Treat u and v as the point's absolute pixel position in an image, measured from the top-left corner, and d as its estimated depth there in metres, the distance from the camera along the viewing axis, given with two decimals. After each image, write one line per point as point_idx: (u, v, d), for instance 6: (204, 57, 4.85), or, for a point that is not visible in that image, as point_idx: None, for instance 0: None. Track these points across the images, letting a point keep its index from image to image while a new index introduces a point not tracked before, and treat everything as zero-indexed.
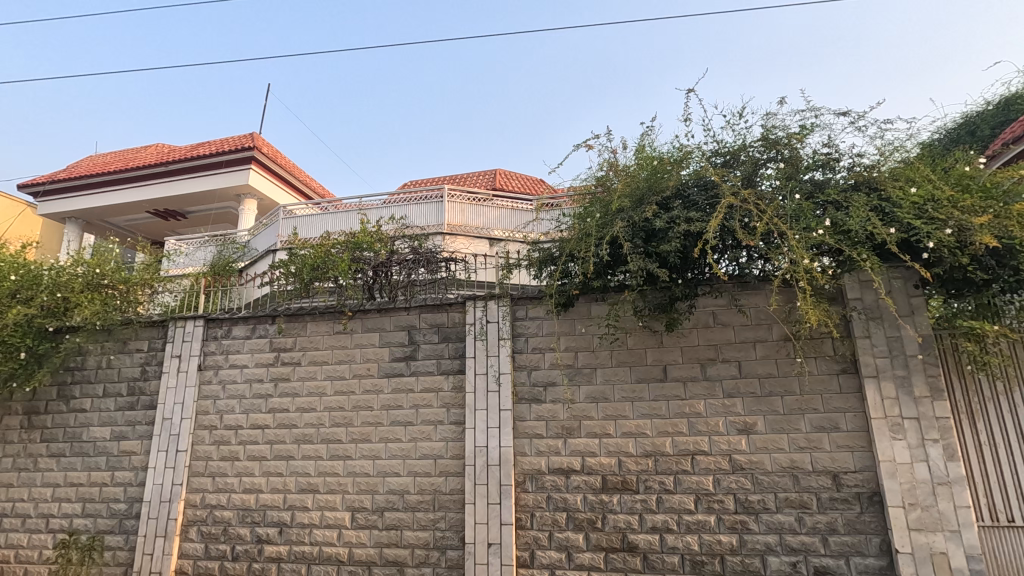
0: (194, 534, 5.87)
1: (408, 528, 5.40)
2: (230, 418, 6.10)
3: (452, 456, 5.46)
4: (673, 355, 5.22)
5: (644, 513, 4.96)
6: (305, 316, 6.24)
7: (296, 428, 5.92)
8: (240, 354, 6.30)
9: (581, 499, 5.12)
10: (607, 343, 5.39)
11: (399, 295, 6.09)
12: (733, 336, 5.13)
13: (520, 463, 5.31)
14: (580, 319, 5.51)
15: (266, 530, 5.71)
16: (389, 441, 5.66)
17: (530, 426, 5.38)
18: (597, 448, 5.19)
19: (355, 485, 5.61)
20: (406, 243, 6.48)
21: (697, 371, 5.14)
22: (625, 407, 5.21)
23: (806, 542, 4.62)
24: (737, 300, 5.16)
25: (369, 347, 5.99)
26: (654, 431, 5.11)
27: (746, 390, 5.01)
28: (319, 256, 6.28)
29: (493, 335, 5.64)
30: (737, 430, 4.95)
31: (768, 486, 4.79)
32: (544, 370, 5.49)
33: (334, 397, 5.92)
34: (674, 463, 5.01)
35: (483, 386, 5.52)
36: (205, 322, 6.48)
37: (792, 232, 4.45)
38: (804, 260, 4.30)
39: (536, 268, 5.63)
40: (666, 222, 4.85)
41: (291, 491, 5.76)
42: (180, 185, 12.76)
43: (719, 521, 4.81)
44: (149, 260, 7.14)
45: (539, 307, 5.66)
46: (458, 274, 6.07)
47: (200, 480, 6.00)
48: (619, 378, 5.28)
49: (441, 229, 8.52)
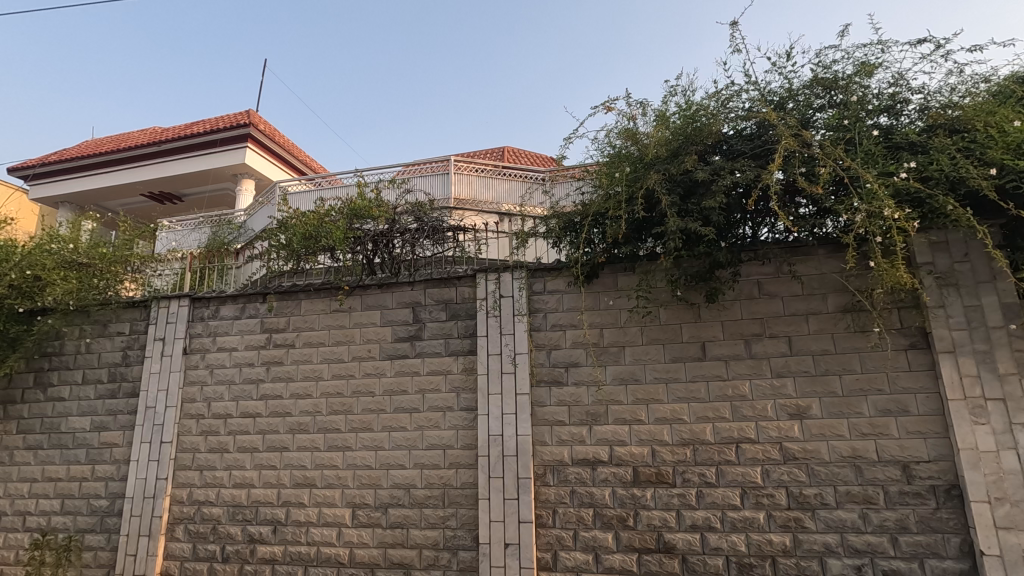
0: (181, 533, 5.34)
1: (415, 526, 4.84)
2: (218, 407, 5.55)
3: (464, 446, 4.89)
4: (712, 331, 4.60)
5: (683, 509, 4.37)
6: (299, 293, 5.65)
7: (291, 416, 5.35)
8: (229, 336, 5.74)
9: (610, 494, 4.53)
10: (636, 318, 4.77)
11: (402, 270, 5.46)
12: (782, 310, 4.51)
13: (539, 453, 4.72)
14: (607, 291, 4.88)
15: (258, 529, 5.17)
16: (393, 430, 5.09)
17: (550, 412, 4.78)
18: (626, 436, 4.59)
19: (356, 479, 5.06)
20: (411, 208, 5.69)
21: (742, 349, 4.52)
22: (659, 389, 4.60)
23: (872, 543, 4.01)
24: (787, 265, 4.53)
25: (369, 327, 5.40)
26: (692, 417, 4.50)
27: (798, 369, 4.39)
28: (313, 223, 5.66)
29: (508, 311, 5.04)
30: (788, 415, 4.33)
31: (826, 479, 4.17)
32: (565, 349, 4.88)
33: (331, 381, 5.35)
34: (716, 453, 4.40)
35: (497, 368, 4.92)
36: (190, 301, 5.91)
37: (866, 179, 3.78)
38: (883, 209, 3.65)
39: (554, 235, 4.99)
40: (711, 174, 4.19)
41: (286, 485, 5.21)
42: (175, 166, 12.18)
43: (770, 519, 4.20)
44: (128, 231, 6.47)
45: (559, 279, 5.04)
46: (466, 247, 5.48)
47: (187, 474, 5.46)
48: (651, 357, 4.67)
49: (447, 203, 7.88)
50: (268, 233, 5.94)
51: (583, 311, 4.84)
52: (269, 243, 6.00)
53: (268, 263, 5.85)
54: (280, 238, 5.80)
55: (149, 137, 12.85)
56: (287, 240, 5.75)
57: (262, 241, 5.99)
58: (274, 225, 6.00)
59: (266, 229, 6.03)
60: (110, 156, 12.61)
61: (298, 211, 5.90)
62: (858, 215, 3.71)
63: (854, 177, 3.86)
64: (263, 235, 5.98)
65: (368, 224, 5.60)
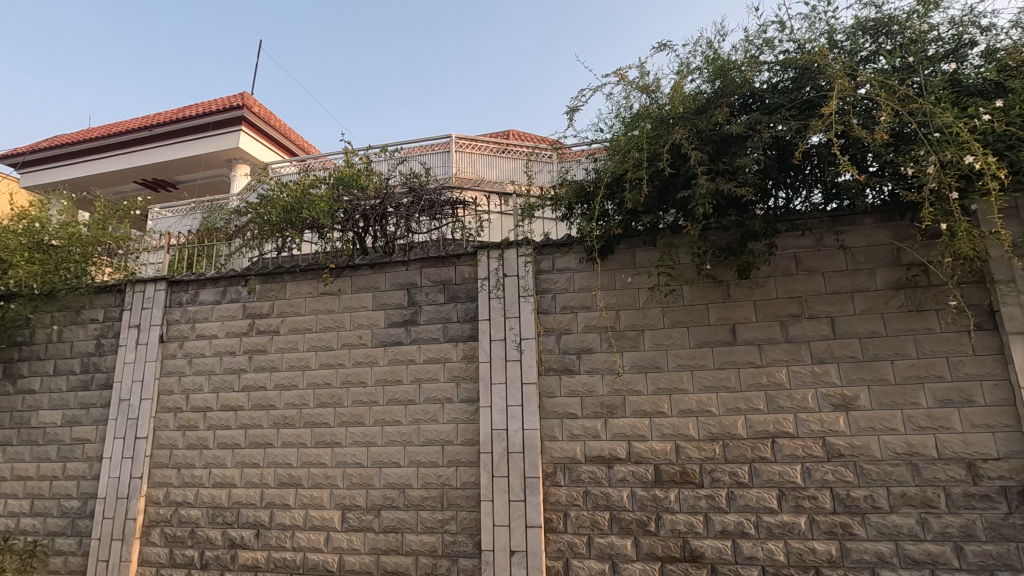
0: (156, 537, 4.89)
1: (411, 531, 4.36)
2: (197, 399, 5.09)
3: (465, 442, 4.39)
4: (743, 312, 4.07)
5: (711, 513, 3.86)
6: (284, 275, 5.15)
7: (275, 409, 4.88)
8: (209, 322, 5.26)
9: (628, 496, 4.02)
10: (656, 299, 4.24)
11: (397, 248, 4.98)
12: (823, 289, 3.97)
13: (549, 450, 4.21)
14: (624, 269, 4.35)
15: (240, 533, 4.71)
16: (386, 424, 4.60)
17: (561, 404, 4.27)
18: (646, 431, 4.08)
19: (346, 479, 4.58)
20: (403, 177, 5.20)
21: (777, 331, 4.00)
22: (683, 377, 4.09)
23: (933, 553, 3.48)
24: (829, 237, 3.99)
25: (360, 311, 4.91)
26: (721, 408, 3.99)
27: (843, 354, 3.86)
28: (295, 196, 5.13)
29: (512, 292, 4.52)
30: (832, 406, 3.81)
31: (877, 479, 3.64)
32: (577, 334, 4.36)
33: (319, 371, 4.86)
34: (749, 449, 3.88)
35: (501, 355, 4.42)
36: (167, 285, 5.43)
37: (938, 125, 3.22)
38: (961, 159, 3.10)
39: (564, 207, 4.46)
40: (747, 127, 3.63)
41: (270, 485, 4.74)
42: (169, 151, 11.70)
43: (812, 525, 3.68)
44: (102, 210, 5.87)
45: (569, 256, 4.51)
46: (466, 225, 4.97)
47: (164, 472, 5.00)
48: (673, 341, 4.15)
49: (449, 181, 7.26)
50: (248, 209, 5.41)
51: (599, 289, 4.30)
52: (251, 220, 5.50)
53: (247, 240, 5.35)
54: (263, 214, 5.26)
55: (141, 122, 12.35)
56: (268, 215, 5.21)
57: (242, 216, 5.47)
58: (255, 200, 5.44)
59: (246, 203, 5.51)
60: (102, 142, 12.13)
61: (280, 182, 5.38)
62: (931, 166, 3.15)
63: (920, 125, 3.31)
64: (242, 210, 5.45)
65: (358, 193, 5.10)
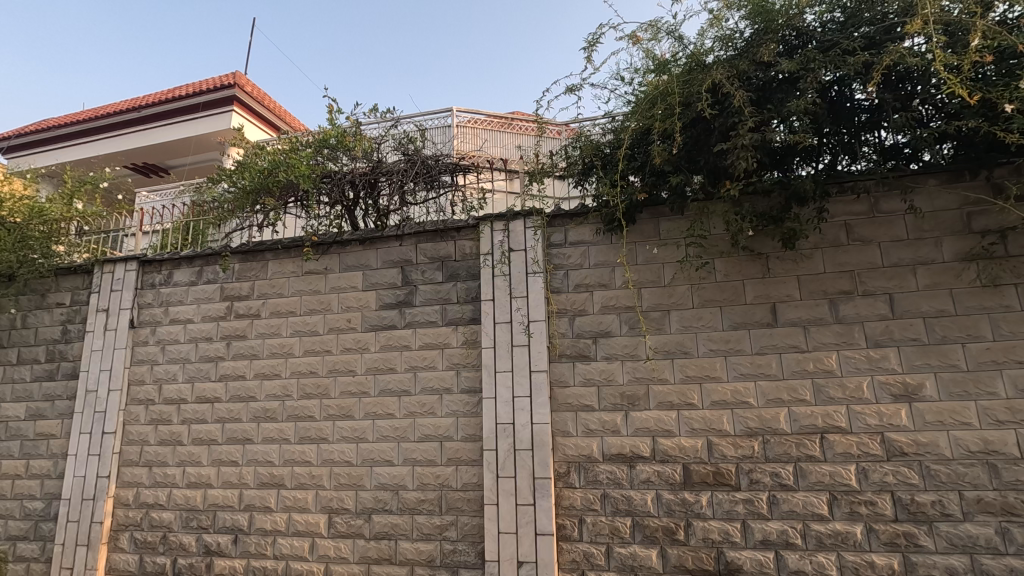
0: (125, 542, 4.41)
1: (405, 538, 3.87)
2: (171, 390, 4.60)
3: (466, 438, 3.88)
4: (786, 289, 3.54)
5: (750, 519, 3.34)
6: (264, 253, 4.64)
7: (256, 401, 4.39)
8: (183, 306, 4.75)
9: (653, 500, 3.51)
10: (684, 275, 3.71)
11: (388, 222, 4.54)
12: (880, 261, 3.43)
13: (561, 447, 3.70)
14: (647, 241, 3.81)
15: (216, 539, 4.22)
16: (378, 418, 4.10)
17: (575, 395, 3.75)
18: (673, 425, 3.56)
19: (333, 479, 4.08)
20: (396, 141, 4.63)
21: (827, 311, 3.46)
22: (715, 364, 3.57)
23: (1017, 569, 2.95)
24: (886, 202, 3.46)
25: (348, 292, 4.39)
26: (760, 399, 3.46)
27: (904, 336, 3.32)
28: (271, 161, 4.60)
29: (519, 268, 3.99)
30: (892, 397, 3.27)
31: (947, 482, 3.11)
32: (592, 315, 3.84)
33: (303, 358, 4.36)
34: (794, 447, 3.35)
35: (507, 340, 3.90)
36: (139, 265, 4.92)
37: None
38: None
39: (578, 172, 3.96)
40: (798, 66, 3.09)
41: (249, 486, 4.25)
42: (159, 134, 11.12)
43: (870, 535, 3.16)
44: (69, 183, 5.33)
45: (583, 227, 3.98)
46: (467, 197, 4.43)
47: (134, 471, 4.52)
48: (704, 323, 3.63)
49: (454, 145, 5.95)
50: (220, 175, 4.84)
51: (625, 258, 3.74)
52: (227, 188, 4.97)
53: (224, 211, 4.82)
54: (238, 177, 4.72)
55: (129, 102, 11.74)
56: (242, 178, 4.70)
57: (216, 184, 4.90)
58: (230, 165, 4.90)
59: (220, 170, 4.95)
60: (89, 124, 11.51)
61: (258, 146, 4.88)
62: None
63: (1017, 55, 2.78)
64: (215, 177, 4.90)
65: (347, 157, 4.61)
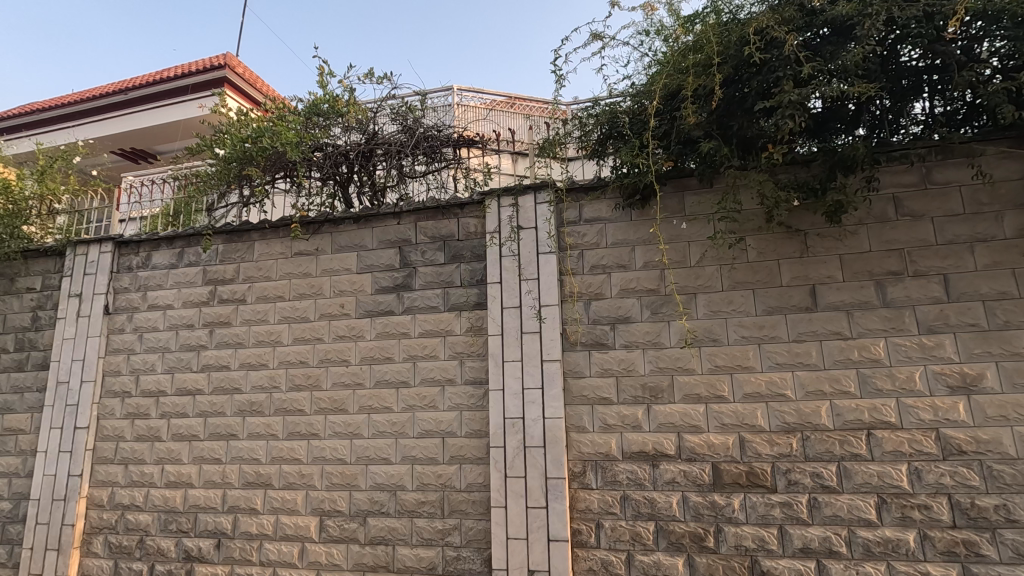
0: (99, 547, 4.06)
1: (403, 543, 3.52)
2: (148, 381, 4.23)
3: (470, 434, 3.53)
4: (826, 270, 3.19)
5: (788, 525, 3.00)
6: (250, 233, 4.26)
7: (241, 394, 4.03)
8: (162, 290, 4.37)
9: (679, 503, 3.17)
10: (713, 255, 3.36)
11: (386, 200, 4.19)
12: (933, 239, 3.08)
13: (576, 444, 3.35)
14: (670, 217, 3.45)
15: (197, 544, 3.87)
16: (373, 412, 3.74)
17: (591, 387, 3.40)
18: (701, 420, 3.21)
19: (325, 479, 3.73)
20: (393, 109, 4.22)
21: (873, 294, 3.11)
22: (748, 353, 3.22)
23: None
24: (941, 173, 3.11)
25: (341, 275, 4.02)
26: (799, 391, 3.12)
27: (961, 321, 2.97)
28: (258, 131, 4.22)
29: (530, 247, 3.63)
30: (948, 389, 2.93)
31: (1012, 484, 2.77)
32: (610, 299, 3.48)
33: (291, 347, 4.00)
34: (837, 444, 3.01)
35: (516, 327, 3.54)
36: (114, 246, 4.53)
37: None
38: None
39: (595, 140, 3.63)
40: (854, 12, 2.74)
41: (233, 485, 3.90)
42: (148, 117, 10.60)
43: (924, 543, 2.82)
44: (41, 159, 4.99)
45: (600, 202, 3.61)
46: (471, 171, 4.06)
47: (109, 470, 4.16)
48: (735, 308, 3.28)
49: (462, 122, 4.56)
50: (200, 146, 4.47)
51: (659, 229, 3.35)
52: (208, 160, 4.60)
53: (205, 186, 4.44)
54: (216, 146, 4.38)
55: (115, 85, 11.22)
56: (222, 147, 4.34)
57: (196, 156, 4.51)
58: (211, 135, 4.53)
59: (199, 140, 4.54)
60: (73, 108, 10.98)
61: (241, 115, 4.56)
62: None
63: None
64: (193, 148, 4.52)
65: (339, 125, 4.23)
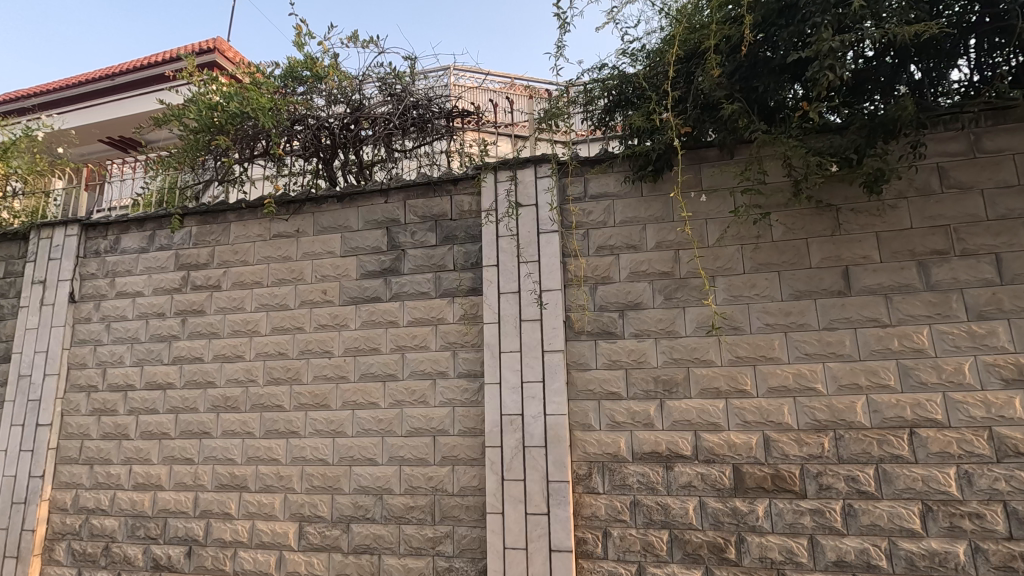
0: (62, 554, 3.73)
1: (390, 552, 3.20)
2: (116, 375, 3.90)
3: (464, 432, 3.20)
4: (861, 249, 2.85)
5: (820, 534, 2.67)
6: (226, 214, 3.92)
7: (215, 388, 3.70)
8: (132, 276, 4.04)
9: (696, 510, 2.84)
10: (734, 233, 3.02)
11: (373, 177, 3.88)
12: (983, 214, 2.73)
13: (580, 444, 3.02)
14: (685, 192, 3.11)
15: (166, 551, 3.55)
16: (358, 408, 3.41)
17: (598, 381, 3.06)
18: (721, 417, 2.88)
19: (305, 481, 3.41)
20: (380, 77, 3.86)
21: (915, 275, 2.77)
22: (773, 342, 2.88)
23: None
24: (991, 140, 2.77)
25: (324, 259, 3.68)
26: (831, 385, 2.78)
27: (1017, 307, 2.63)
28: (230, 99, 3.84)
29: (529, 226, 3.28)
30: (1002, 383, 2.59)
31: None
32: (618, 284, 3.14)
33: (270, 337, 3.66)
34: (876, 444, 2.68)
35: (514, 314, 3.20)
36: (80, 229, 4.19)
37: None
38: None
39: (601, 108, 3.30)
40: None
41: (205, 488, 3.57)
42: (130, 103, 8.27)
43: (976, 556, 2.49)
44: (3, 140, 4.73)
45: (607, 176, 3.26)
46: (465, 144, 3.74)
47: (74, 470, 3.84)
48: (758, 293, 2.94)
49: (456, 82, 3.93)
50: (165, 115, 4.03)
51: (680, 193, 2.97)
52: (177, 131, 4.15)
53: (172, 160, 4.06)
54: (185, 115, 3.96)
55: None
56: (188, 114, 3.95)
57: (161, 126, 4.09)
58: (178, 103, 4.09)
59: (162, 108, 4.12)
60: None
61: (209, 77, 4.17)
62: None
63: None
64: (157, 117, 4.06)
65: (320, 93, 3.90)
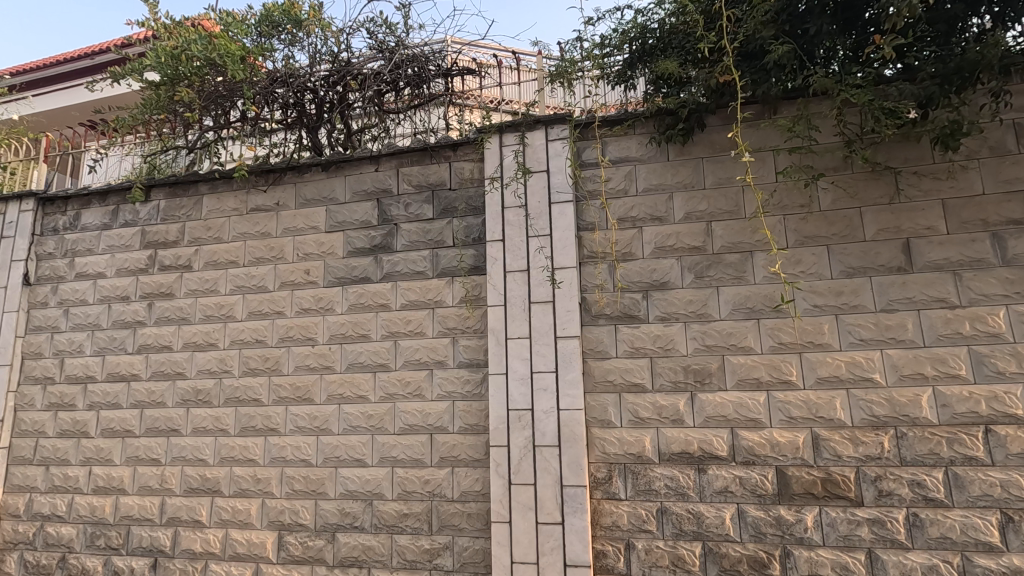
0: (13, 566, 3.33)
1: (381, 565, 2.82)
2: (75, 365, 3.49)
3: (465, 430, 2.82)
4: (925, 218, 2.47)
5: (880, 548, 2.30)
6: (199, 185, 3.51)
7: (185, 380, 3.29)
8: (94, 256, 3.62)
9: (734, 519, 2.46)
10: (775, 202, 2.63)
11: (362, 145, 3.52)
12: None
13: (599, 443, 2.63)
14: (719, 155, 2.72)
15: (128, 563, 3.16)
16: (345, 402, 3.01)
17: (619, 371, 2.67)
18: (762, 413, 2.50)
19: (284, 485, 3.01)
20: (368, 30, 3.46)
21: (988, 248, 2.39)
22: (823, 326, 2.50)
23: None
24: None
25: (307, 235, 3.28)
26: (891, 376, 2.40)
27: None
28: (197, 49, 3.40)
29: (539, 195, 2.88)
30: None
31: None
32: (642, 261, 2.75)
33: (246, 323, 3.26)
34: (945, 444, 2.30)
35: (522, 295, 2.81)
36: (36, 203, 3.76)
37: None
38: None
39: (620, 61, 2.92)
40: None
41: (173, 492, 3.18)
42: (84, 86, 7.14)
43: None
44: None
45: (628, 138, 2.87)
46: (465, 108, 3.34)
47: (27, 472, 3.43)
48: (804, 269, 2.56)
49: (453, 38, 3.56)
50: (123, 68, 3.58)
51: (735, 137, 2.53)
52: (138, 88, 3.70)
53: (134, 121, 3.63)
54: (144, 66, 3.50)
55: None
56: (148, 65, 3.51)
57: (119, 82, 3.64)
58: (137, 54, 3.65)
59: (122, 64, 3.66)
60: None
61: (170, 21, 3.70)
62: None
63: None
64: (115, 71, 3.62)
65: (301, 46, 3.49)
